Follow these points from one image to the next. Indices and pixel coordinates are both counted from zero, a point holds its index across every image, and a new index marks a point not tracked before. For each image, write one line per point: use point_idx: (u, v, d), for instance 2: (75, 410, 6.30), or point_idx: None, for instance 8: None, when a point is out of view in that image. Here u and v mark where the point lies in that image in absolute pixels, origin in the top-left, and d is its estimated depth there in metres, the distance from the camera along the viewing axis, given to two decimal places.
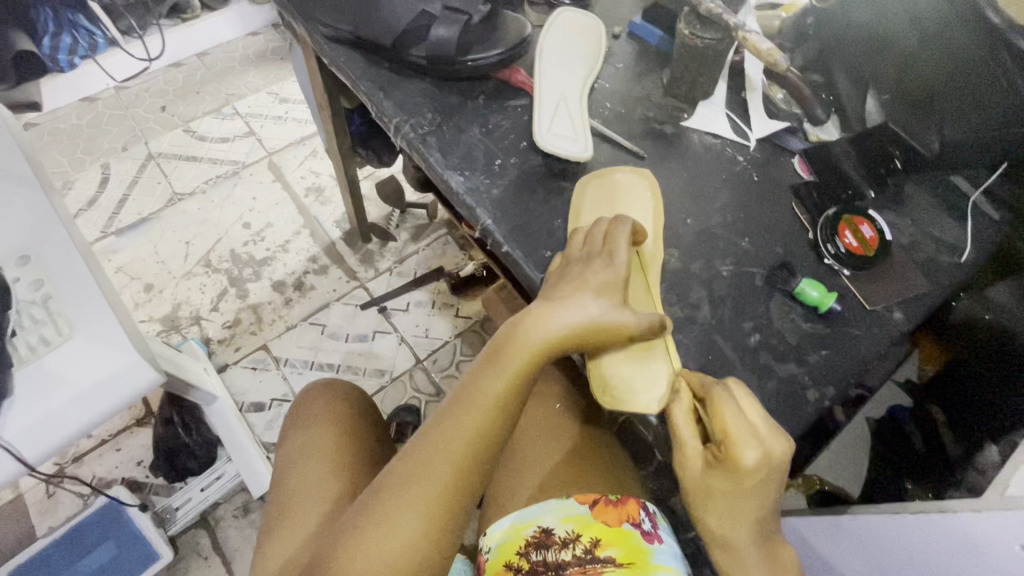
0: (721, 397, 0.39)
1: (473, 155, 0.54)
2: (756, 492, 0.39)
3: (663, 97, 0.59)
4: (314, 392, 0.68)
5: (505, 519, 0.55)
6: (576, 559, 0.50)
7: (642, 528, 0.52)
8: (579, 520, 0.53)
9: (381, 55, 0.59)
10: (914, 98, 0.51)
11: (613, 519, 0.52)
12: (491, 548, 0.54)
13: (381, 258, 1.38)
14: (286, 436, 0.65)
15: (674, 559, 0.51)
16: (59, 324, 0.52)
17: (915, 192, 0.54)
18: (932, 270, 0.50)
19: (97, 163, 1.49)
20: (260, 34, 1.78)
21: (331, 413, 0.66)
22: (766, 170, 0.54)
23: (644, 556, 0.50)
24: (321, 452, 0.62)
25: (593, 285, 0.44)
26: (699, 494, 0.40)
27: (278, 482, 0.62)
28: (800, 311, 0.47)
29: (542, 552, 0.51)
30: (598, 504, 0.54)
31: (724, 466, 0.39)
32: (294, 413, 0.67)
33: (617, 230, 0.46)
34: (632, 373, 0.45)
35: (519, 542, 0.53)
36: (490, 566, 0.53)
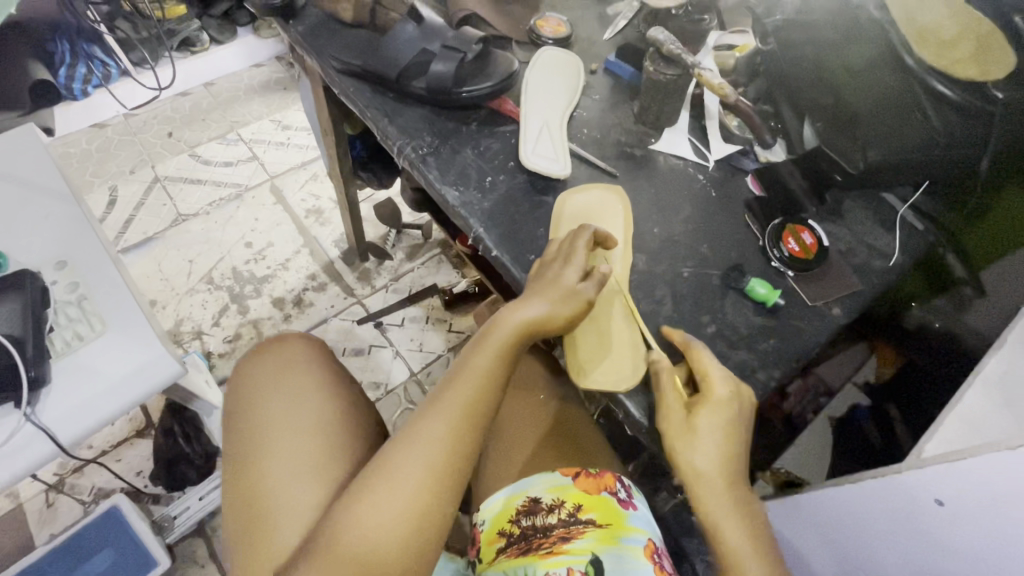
0: (700, 351, 0.49)
1: (466, 173, 0.61)
2: (735, 434, 0.46)
3: (634, 124, 0.67)
4: (281, 354, 0.66)
5: (498, 493, 0.61)
6: (562, 521, 0.57)
7: (618, 496, 0.59)
8: (563, 488, 0.58)
9: (385, 86, 0.67)
10: (844, 125, 0.60)
11: (593, 487, 0.59)
12: (485, 519, 0.61)
13: (377, 276, 1.44)
14: (253, 402, 0.61)
15: (645, 521, 0.58)
16: (93, 321, 0.58)
17: (853, 206, 0.62)
18: (865, 272, 0.57)
19: (105, 186, 1.56)
20: (265, 66, 1.88)
21: (310, 377, 0.64)
22: (722, 187, 0.62)
23: (620, 519, 0.57)
24: (301, 416, 0.60)
25: (560, 279, 0.50)
26: (683, 433, 0.46)
27: (247, 447, 0.58)
28: (751, 306, 0.54)
29: (531, 518, 0.58)
30: (580, 474, 0.59)
31: (706, 406, 0.46)
32: (256, 374, 0.64)
33: (580, 237, 0.53)
34: (601, 360, 0.51)
35: (511, 511, 0.59)
36: (485, 534, 0.60)
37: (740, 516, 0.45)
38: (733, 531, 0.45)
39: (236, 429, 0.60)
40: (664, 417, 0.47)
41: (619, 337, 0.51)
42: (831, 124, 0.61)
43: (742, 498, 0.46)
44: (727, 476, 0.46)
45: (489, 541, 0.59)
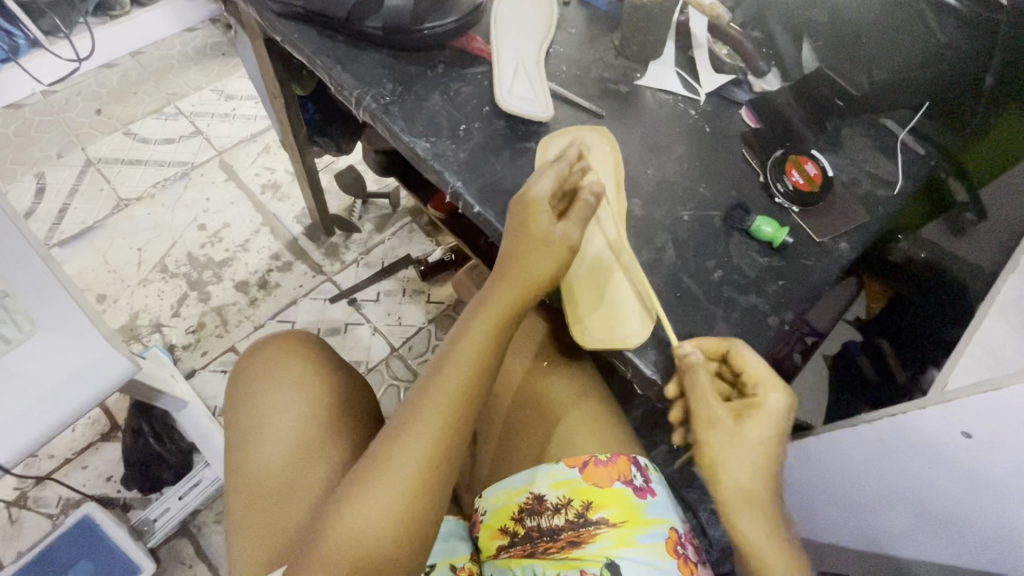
0: (743, 347, 0.44)
1: (436, 122, 0.55)
2: (778, 439, 0.44)
3: (616, 59, 0.61)
4: (269, 352, 0.61)
5: (498, 485, 0.54)
6: (569, 523, 0.51)
7: (634, 484, 0.52)
8: (569, 484, 0.51)
9: (335, 29, 0.59)
10: (845, 41, 0.57)
11: (606, 480, 0.51)
12: (485, 511, 0.54)
13: (346, 251, 1.36)
14: (248, 416, 0.58)
15: (665, 508, 0.52)
16: (18, 320, 0.49)
17: (853, 134, 0.58)
18: (871, 203, 0.54)
19: (31, 173, 1.41)
20: (198, 30, 1.70)
21: (304, 376, 0.60)
22: (715, 121, 0.57)
23: (637, 513, 0.51)
24: (302, 399, 0.58)
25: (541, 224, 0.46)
26: (729, 445, 0.44)
27: (244, 439, 0.57)
28: (756, 246, 0.50)
29: (535, 518, 0.51)
30: (588, 466, 0.52)
31: (752, 418, 0.44)
32: (242, 382, 0.60)
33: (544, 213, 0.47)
34: (607, 320, 0.47)
35: (514, 507, 0.53)
36: (485, 528, 0.54)
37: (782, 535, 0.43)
38: (761, 531, 0.43)
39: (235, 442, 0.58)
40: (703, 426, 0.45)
41: (628, 292, 0.48)
42: (832, 43, 0.58)
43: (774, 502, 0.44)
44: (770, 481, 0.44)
45: (490, 536, 0.54)
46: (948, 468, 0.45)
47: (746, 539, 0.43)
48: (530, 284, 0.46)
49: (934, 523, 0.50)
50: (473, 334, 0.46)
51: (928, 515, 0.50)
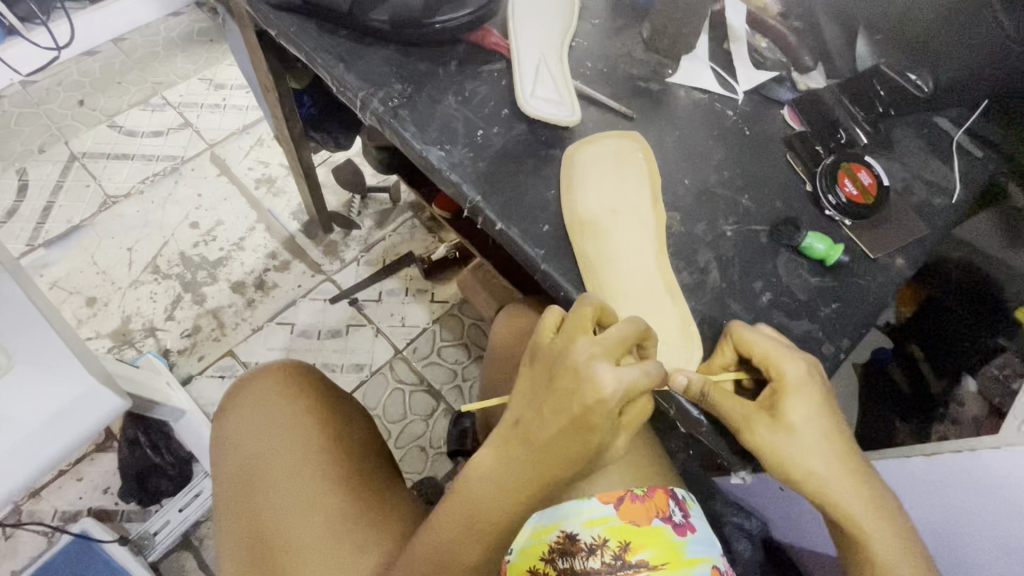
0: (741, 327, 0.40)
1: (451, 127, 0.50)
2: (825, 410, 0.38)
3: (645, 53, 0.56)
4: (260, 384, 0.57)
5: (526, 520, 0.49)
6: (606, 566, 0.45)
7: (673, 521, 0.48)
8: (605, 523, 0.47)
9: (335, 22, 0.53)
10: (912, 38, 0.52)
11: (644, 517, 0.47)
12: (511, 550, 0.49)
13: (345, 248, 1.31)
14: (236, 458, 0.54)
15: (707, 546, 0.48)
16: None
17: (905, 134, 0.53)
18: (929, 213, 0.49)
19: (12, 169, 1.34)
20: (183, 14, 1.61)
21: (295, 412, 0.55)
22: (755, 123, 0.52)
23: (678, 553, 0.46)
24: (304, 438, 0.54)
25: (600, 356, 0.36)
26: (779, 436, 0.37)
27: (246, 483, 0.52)
28: (806, 265, 0.46)
29: (567, 560, 0.46)
30: (624, 502, 0.48)
31: (787, 397, 0.38)
32: (237, 421, 0.55)
33: (601, 343, 0.36)
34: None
35: (543, 547, 0.47)
36: (511, 569, 0.48)
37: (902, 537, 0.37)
38: (862, 508, 0.37)
39: (225, 490, 0.53)
40: (741, 426, 0.38)
41: (665, 316, 0.43)
42: (895, 37, 0.53)
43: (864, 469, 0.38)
44: (847, 450, 0.38)
45: None
46: (995, 513, 0.42)
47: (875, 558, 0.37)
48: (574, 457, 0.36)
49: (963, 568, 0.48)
50: (512, 467, 0.37)
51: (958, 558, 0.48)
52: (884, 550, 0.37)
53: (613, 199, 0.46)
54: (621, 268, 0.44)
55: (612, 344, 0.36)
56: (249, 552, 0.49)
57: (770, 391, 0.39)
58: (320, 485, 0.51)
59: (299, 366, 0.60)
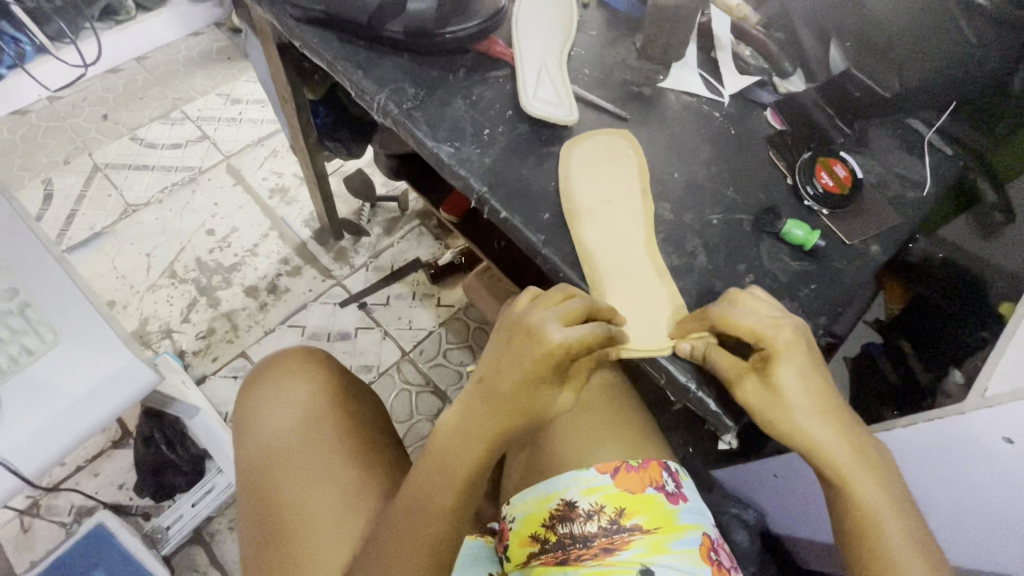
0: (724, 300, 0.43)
1: (460, 127, 0.54)
2: (809, 369, 0.41)
3: (638, 61, 0.61)
4: (277, 366, 0.61)
5: (529, 490, 0.53)
6: (602, 530, 0.49)
7: (666, 490, 0.51)
8: (603, 491, 0.50)
9: (354, 33, 0.58)
10: (877, 47, 0.55)
11: (638, 486, 0.51)
12: (514, 518, 0.53)
13: (355, 254, 1.36)
14: (252, 434, 0.57)
15: (697, 514, 0.51)
16: (41, 331, 0.49)
17: (879, 134, 0.57)
18: (902, 204, 0.53)
19: (39, 179, 1.41)
20: (203, 34, 1.70)
21: (308, 392, 0.59)
22: (741, 123, 0.57)
23: (670, 519, 0.49)
24: (312, 411, 0.58)
25: (555, 318, 0.41)
26: (768, 397, 0.40)
27: (257, 452, 0.56)
28: (787, 250, 0.50)
29: (567, 525, 0.49)
30: (620, 472, 0.51)
31: (776, 363, 0.40)
32: (251, 398, 0.60)
33: (561, 309, 0.42)
34: (637, 323, 0.46)
35: (544, 514, 0.51)
36: (514, 536, 0.52)
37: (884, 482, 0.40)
38: (841, 453, 0.40)
39: (240, 461, 0.57)
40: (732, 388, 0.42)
41: (656, 293, 0.47)
42: (862, 44, 0.56)
43: (845, 420, 0.41)
44: (831, 404, 0.40)
45: (520, 544, 0.51)
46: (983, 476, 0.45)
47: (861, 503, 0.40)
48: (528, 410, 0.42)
49: (963, 533, 0.50)
50: (482, 418, 0.42)
51: (959, 525, 0.50)
52: (871, 497, 0.40)
53: (608, 190, 0.51)
54: (615, 251, 0.48)
55: (566, 311, 0.42)
56: (264, 518, 0.52)
57: (760, 358, 0.42)
58: (330, 459, 0.55)
59: (312, 352, 0.63)
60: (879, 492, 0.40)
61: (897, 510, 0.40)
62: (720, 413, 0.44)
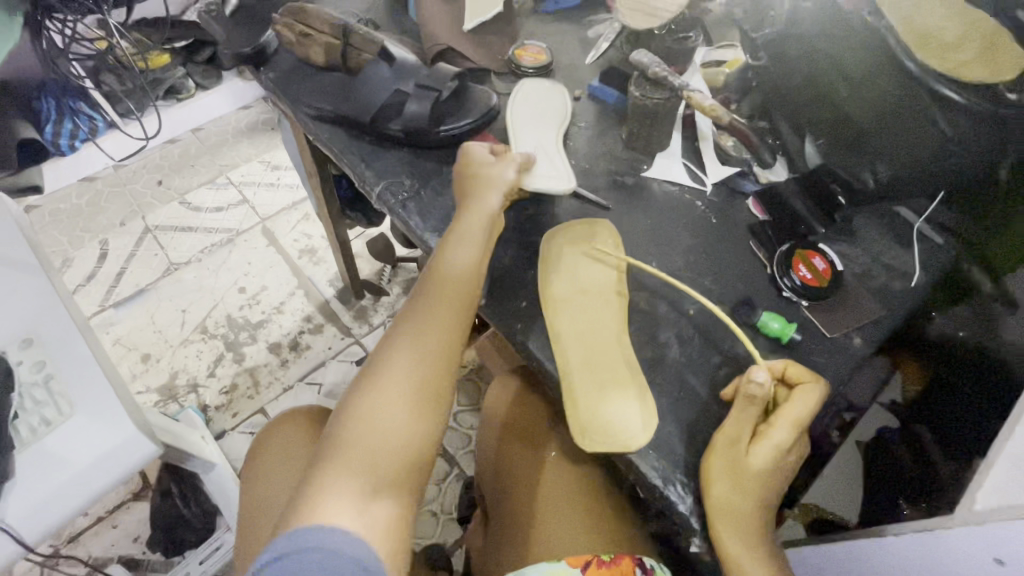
0: (818, 390, 0.43)
1: (449, 216, 0.58)
2: (781, 471, 0.42)
3: (624, 151, 0.64)
4: (283, 431, 0.65)
5: None
6: None
7: None
8: None
9: (360, 130, 0.64)
10: (848, 139, 0.56)
11: None
12: None
13: (375, 313, 1.41)
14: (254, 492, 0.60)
15: None
16: (59, 403, 0.54)
17: (862, 223, 0.58)
18: (888, 295, 0.53)
19: (96, 240, 1.54)
20: (252, 108, 1.87)
21: (312, 451, 0.62)
22: (722, 212, 0.58)
23: None
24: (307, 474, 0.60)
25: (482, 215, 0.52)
26: (739, 453, 0.42)
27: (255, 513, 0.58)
28: (764, 342, 0.50)
29: None
30: (590, 567, 0.50)
31: (767, 438, 0.42)
32: (257, 461, 0.63)
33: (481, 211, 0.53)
34: (613, 414, 0.46)
35: None
36: None
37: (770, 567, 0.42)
38: (748, 524, 0.42)
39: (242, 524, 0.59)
40: (720, 439, 0.43)
41: (634, 381, 0.48)
42: (834, 139, 0.57)
43: (764, 537, 0.43)
44: (763, 487, 0.42)
45: None
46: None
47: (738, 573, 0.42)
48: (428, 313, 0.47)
49: None
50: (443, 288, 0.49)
51: None
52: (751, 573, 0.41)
53: (584, 278, 0.53)
54: (596, 337, 0.50)
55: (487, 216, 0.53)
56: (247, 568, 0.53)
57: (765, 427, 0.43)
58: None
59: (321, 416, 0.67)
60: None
61: None
62: (688, 512, 0.43)
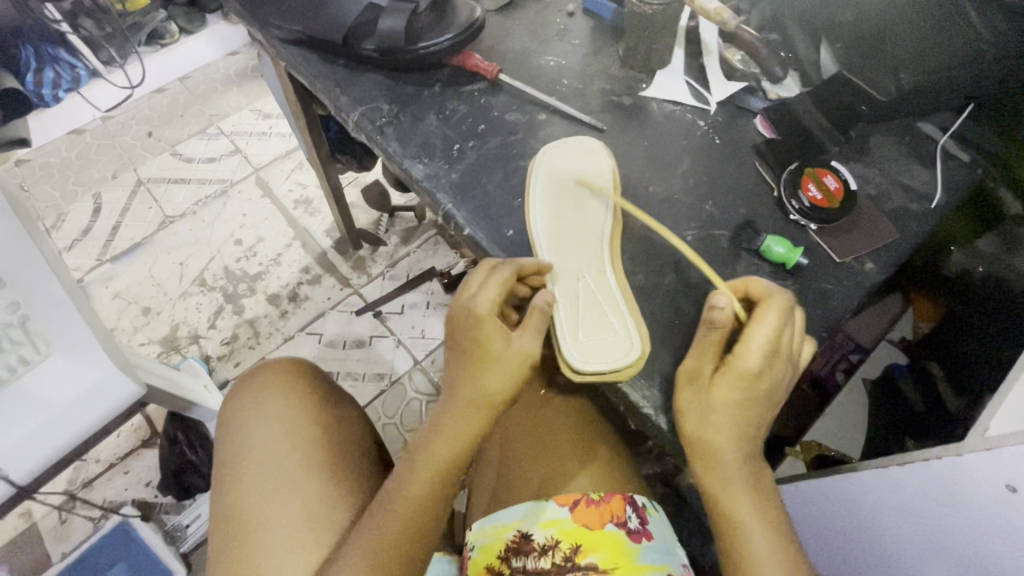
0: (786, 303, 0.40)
1: (430, 142, 0.54)
2: (764, 396, 0.39)
3: (620, 70, 0.58)
4: (261, 378, 0.61)
5: (487, 519, 0.52)
6: (556, 567, 0.47)
7: (628, 527, 0.49)
8: (559, 525, 0.49)
9: (334, 53, 0.59)
10: (868, 41, 0.51)
11: (596, 521, 0.49)
12: (474, 546, 0.52)
13: (372, 264, 1.38)
14: (232, 454, 0.56)
15: (663, 553, 0.49)
16: (37, 343, 0.53)
17: (882, 140, 0.53)
18: (903, 217, 0.49)
19: (89, 194, 1.51)
20: (240, 54, 1.78)
21: (293, 409, 0.59)
22: (727, 133, 0.54)
23: (630, 559, 0.48)
24: (292, 425, 0.57)
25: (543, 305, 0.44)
26: (713, 387, 0.39)
27: (234, 465, 0.55)
28: (768, 268, 0.47)
29: (521, 560, 0.48)
30: (578, 506, 0.50)
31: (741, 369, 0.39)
32: (234, 410, 0.59)
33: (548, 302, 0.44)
34: (591, 334, 0.45)
35: (499, 545, 0.50)
36: (472, 565, 0.51)
37: (758, 493, 0.39)
38: (732, 453, 0.39)
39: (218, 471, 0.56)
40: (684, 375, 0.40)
41: (618, 304, 0.45)
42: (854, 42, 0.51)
43: (755, 466, 0.40)
44: (749, 414, 0.39)
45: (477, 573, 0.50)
46: (954, 523, 0.42)
47: (725, 502, 0.39)
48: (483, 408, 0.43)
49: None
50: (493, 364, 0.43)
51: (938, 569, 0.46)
52: (736, 499, 0.39)
53: (570, 191, 0.50)
54: (576, 257, 0.48)
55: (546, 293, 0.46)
56: (234, 531, 0.52)
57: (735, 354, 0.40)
58: (314, 482, 0.54)
59: (293, 365, 0.64)
60: (769, 539, 0.39)
61: (766, 517, 0.39)
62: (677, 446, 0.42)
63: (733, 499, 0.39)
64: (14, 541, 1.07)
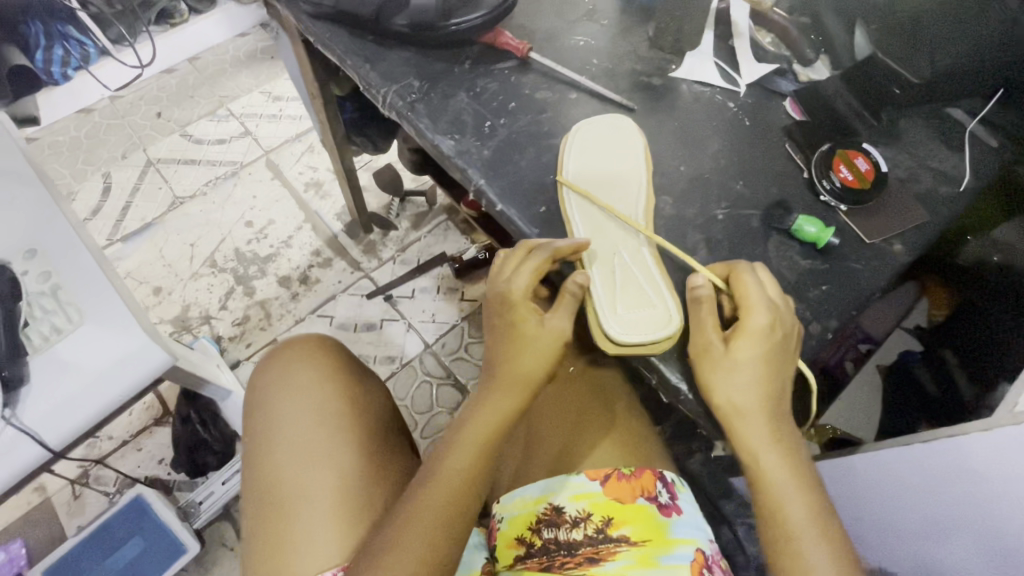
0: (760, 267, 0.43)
1: (461, 119, 0.54)
2: (775, 356, 0.40)
3: (650, 51, 0.58)
4: (288, 353, 0.62)
5: (518, 492, 0.53)
6: (589, 538, 0.49)
7: (658, 501, 0.50)
8: (591, 498, 0.50)
9: (364, 28, 0.59)
10: (901, 25, 0.50)
11: (628, 495, 0.50)
12: (504, 518, 0.53)
13: (383, 248, 1.39)
14: (262, 427, 0.57)
15: (693, 528, 0.50)
16: (70, 312, 0.53)
17: (911, 124, 0.53)
18: (931, 200, 0.50)
19: (99, 174, 1.50)
20: (250, 35, 1.77)
21: (322, 384, 0.59)
22: (757, 114, 0.54)
23: (662, 532, 0.48)
24: (322, 399, 0.58)
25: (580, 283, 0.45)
26: (726, 355, 0.41)
27: (265, 438, 0.56)
28: (798, 248, 0.47)
29: (554, 531, 0.50)
30: (610, 480, 0.51)
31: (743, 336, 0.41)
32: (263, 385, 0.60)
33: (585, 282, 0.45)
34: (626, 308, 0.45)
35: (531, 516, 0.51)
36: (502, 537, 0.52)
37: (789, 458, 0.41)
38: (758, 418, 0.40)
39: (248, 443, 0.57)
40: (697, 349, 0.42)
41: (652, 279, 0.46)
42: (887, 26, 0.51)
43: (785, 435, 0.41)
44: (767, 380, 0.40)
45: (506, 546, 0.52)
46: (976, 497, 0.43)
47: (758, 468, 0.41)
48: (521, 386, 0.44)
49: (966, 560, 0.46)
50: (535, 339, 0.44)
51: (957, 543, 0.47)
52: (769, 464, 0.40)
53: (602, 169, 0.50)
54: (608, 233, 0.48)
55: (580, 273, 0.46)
56: (268, 500, 0.52)
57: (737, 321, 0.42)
58: (345, 457, 0.54)
59: (319, 343, 0.65)
60: (803, 503, 0.40)
61: (799, 482, 0.40)
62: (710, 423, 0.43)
63: (767, 465, 0.40)
64: (29, 515, 1.08)
